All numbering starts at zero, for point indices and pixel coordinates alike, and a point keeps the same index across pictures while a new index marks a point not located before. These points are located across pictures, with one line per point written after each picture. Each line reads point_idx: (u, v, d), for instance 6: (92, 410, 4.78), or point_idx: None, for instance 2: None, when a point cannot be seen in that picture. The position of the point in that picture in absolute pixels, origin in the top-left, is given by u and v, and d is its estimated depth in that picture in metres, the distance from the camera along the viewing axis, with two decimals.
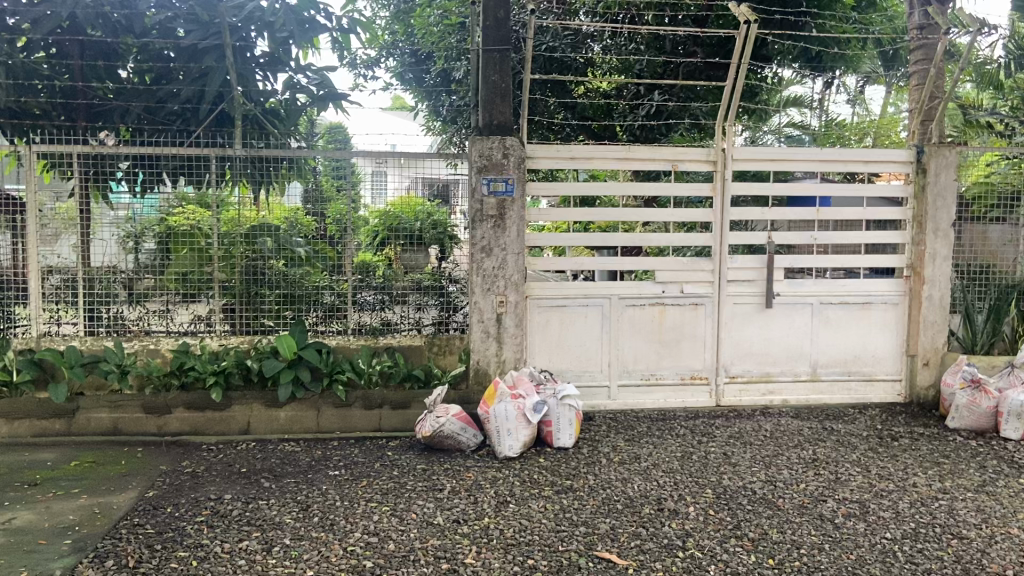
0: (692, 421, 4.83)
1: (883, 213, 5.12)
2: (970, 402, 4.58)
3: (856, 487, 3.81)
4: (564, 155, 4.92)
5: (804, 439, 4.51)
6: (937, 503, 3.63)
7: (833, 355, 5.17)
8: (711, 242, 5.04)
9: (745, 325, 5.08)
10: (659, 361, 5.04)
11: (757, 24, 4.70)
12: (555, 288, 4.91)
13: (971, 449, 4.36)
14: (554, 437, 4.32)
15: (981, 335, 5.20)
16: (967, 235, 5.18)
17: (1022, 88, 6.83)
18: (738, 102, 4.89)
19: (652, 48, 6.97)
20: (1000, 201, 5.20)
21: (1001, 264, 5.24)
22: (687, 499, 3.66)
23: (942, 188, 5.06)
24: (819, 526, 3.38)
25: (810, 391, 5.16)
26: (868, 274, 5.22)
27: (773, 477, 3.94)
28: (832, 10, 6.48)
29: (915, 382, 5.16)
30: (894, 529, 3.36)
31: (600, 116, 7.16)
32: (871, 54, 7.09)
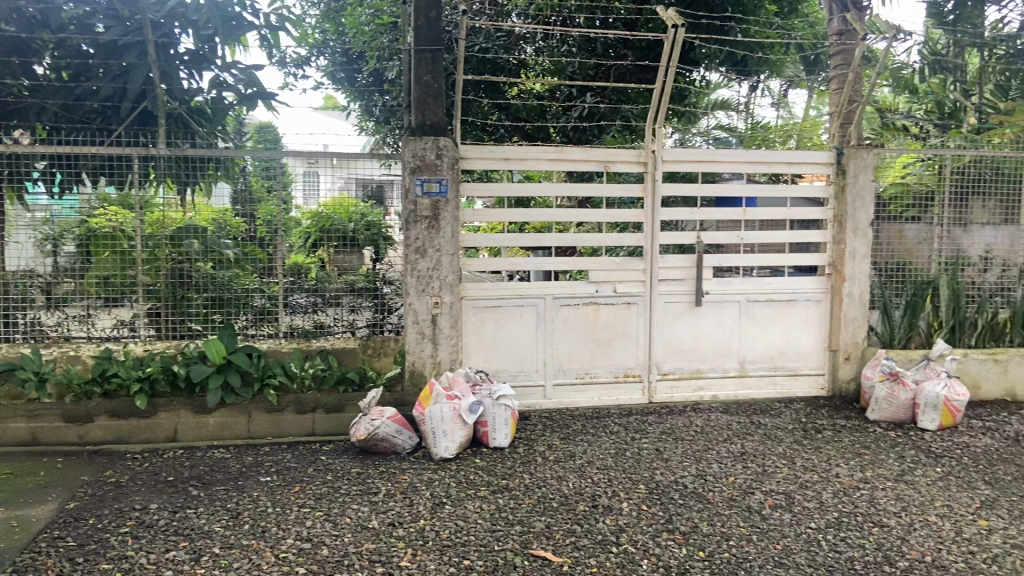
0: (625, 418, 4.90)
1: (806, 213, 5.29)
2: (889, 394, 4.77)
3: (782, 479, 3.93)
4: (497, 156, 4.92)
5: (733, 433, 4.63)
6: (858, 493, 3.77)
7: (760, 352, 5.33)
8: (643, 242, 5.12)
9: (676, 324, 5.19)
10: (593, 360, 5.10)
11: (684, 28, 4.81)
12: (490, 289, 4.92)
13: (890, 439, 4.54)
14: (490, 437, 4.33)
15: (898, 330, 5.38)
16: (885, 234, 5.40)
17: (935, 92, 7.17)
18: (668, 104, 4.99)
19: (584, 51, 7.08)
20: (915, 201, 5.43)
21: (916, 262, 5.47)
22: (621, 495, 3.72)
23: (860, 188, 5.27)
24: (748, 517, 3.48)
25: (739, 386, 5.31)
26: (792, 273, 5.39)
27: (703, 471, 4.04)
28: (756, 15, 6.73)
29: (837, 376, 5.35)
30: (818, 518, 3.49)
31: (534, 117, 7.23)
32: (794, 59, 7.36)
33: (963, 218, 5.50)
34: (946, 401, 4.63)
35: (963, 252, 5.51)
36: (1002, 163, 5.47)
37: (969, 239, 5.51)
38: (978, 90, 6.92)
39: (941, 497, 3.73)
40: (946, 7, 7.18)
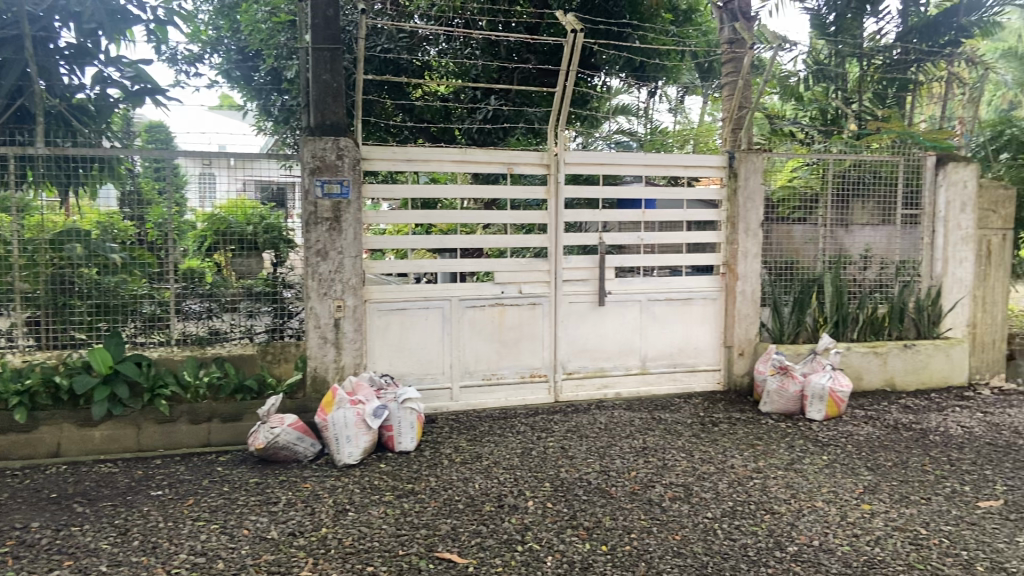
0: (531, 418, 4.94)
1: (702, 214, 5.49)
2: (780, 386, 4.99)
3: (681, 472, 4.06)
4: (400, 158, 4.88)
5: (635, 429, 4.74)
6: (752, 482, 3.93)
7: (660, 349, 5.48)
8: (547, 243, 5.20)
9: (580, 324, 5.28)
10: (499, 360, 5.12)
11: (583, 33, 4.90)
12: (395, 291, 4.88)
13: (781, 430, 4.75)
14: (395, 441, 4.29)
15: (787, 325, 5.62)
16: (775, 235, 5.66)
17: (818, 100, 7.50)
18: (569, 108, 5.07)
19: (488, 54, 7.07)
20: (802, 203, 5.71)
21: (803, 260, 5.75)
22: (527, 493, 3.76)
23: (750, 191, 5.51)
24: (648, 510, 3.57)
25: (641, 383, 5.44)
26: (689, 272, 5.56)
27: (606, 466, 4.12)
28: (652, 22, 7.04)
29: (732, 371, 5.57)
30: (714, 508, 3.61)
31: (438, 120, 7.26)
32: (689, 67, 7.65)
33: (846, 219, 5.81)
34: (832, 392, 4.88)
35: (845, 251, 5.81)
36: (878, 167, 5.84)
37: (851, 239, 5.83)
38: (858, 98, 7.36)
39: (827, 483, 3.93)
40: (828, 18, 7.58)
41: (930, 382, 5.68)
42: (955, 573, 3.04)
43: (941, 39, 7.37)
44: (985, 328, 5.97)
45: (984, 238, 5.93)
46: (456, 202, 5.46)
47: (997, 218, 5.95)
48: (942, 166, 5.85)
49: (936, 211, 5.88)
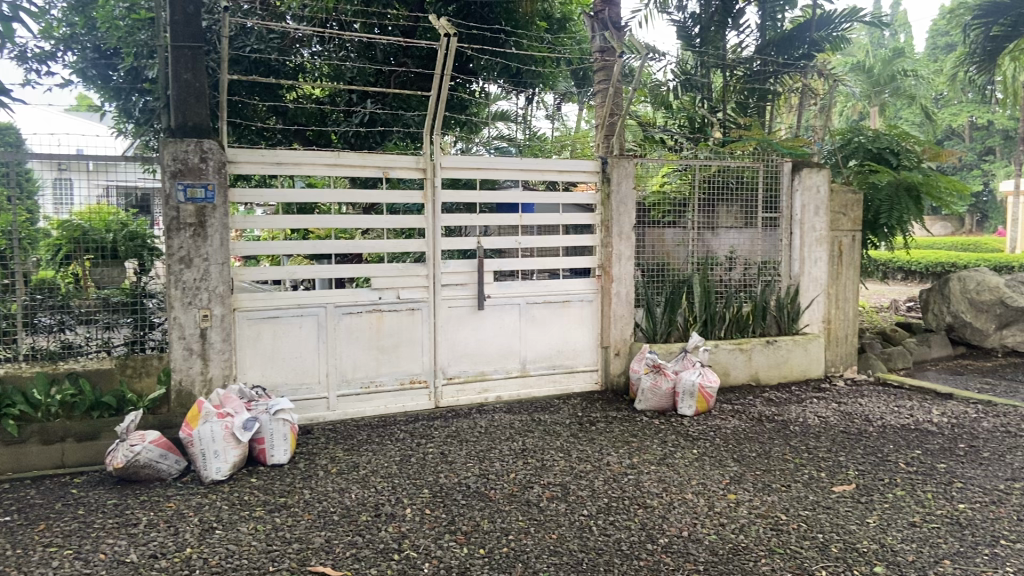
0: (411, 424, 4.87)
1: (578, 219, 5.59)
2: (653, 384, 5.15)
3: (559, 471, 4.11)
4: (269, 161, 4.70)
5: (515, 431, 4.77)
6: (627, 478, 4.04)
7: (539, 351, 5.53)
8: (425, 247, 5.14)
9: (460, 328, 5.26)
10: (378, 368, 5.02)
11: (456, 37, 4.86)
12: (266, 299, 4.70)
13: (655, 426, 4.90)
14: (267, 455, 4.13)
15: (659, 325, 5.82)
16: (648, 238, 5.85)
17: (686, 109, 7.68)
18: (445, 113, 5.04)
19: (363, 57, 7.02)
20: (672, 207, 5.93)
21: (674, 262, 5.97)
22: (404, 501, 3.70)
23: (623, 196, 5.65)
24: (526, 511, 3.59)
25: (521, 386, 5.48)
26: (567, 275, 5.66)
27: (486, 470, 4.12)
28: (526, 30, 7.14)
29: (609, 370, 5.70)
30: (590, 505, 3.68)
31: (314, 123, 7.11)
32: (565, 74, 7.81)
33: (712, 222, 6.08)
34: (701, 388, 5.08)
35: (712, 252, 6.08)
36: (741, 173, 6.13)
37: (717, 241, 6.11)
38: (722, 108, 7.71)
39: (696, 476, 4.08)
40: (693, 30, 7.92)
41: (791, 375, 6.02)
42: (812, 555, 3.22)
43: (795, 52, 7.84)
44: (839, 324, 6.35)
45: (835, 240, 6.32)
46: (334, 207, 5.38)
47: (847, 221, 6.35)
48: (798, 171, 6.18)
49: (793, 215, 6.23)
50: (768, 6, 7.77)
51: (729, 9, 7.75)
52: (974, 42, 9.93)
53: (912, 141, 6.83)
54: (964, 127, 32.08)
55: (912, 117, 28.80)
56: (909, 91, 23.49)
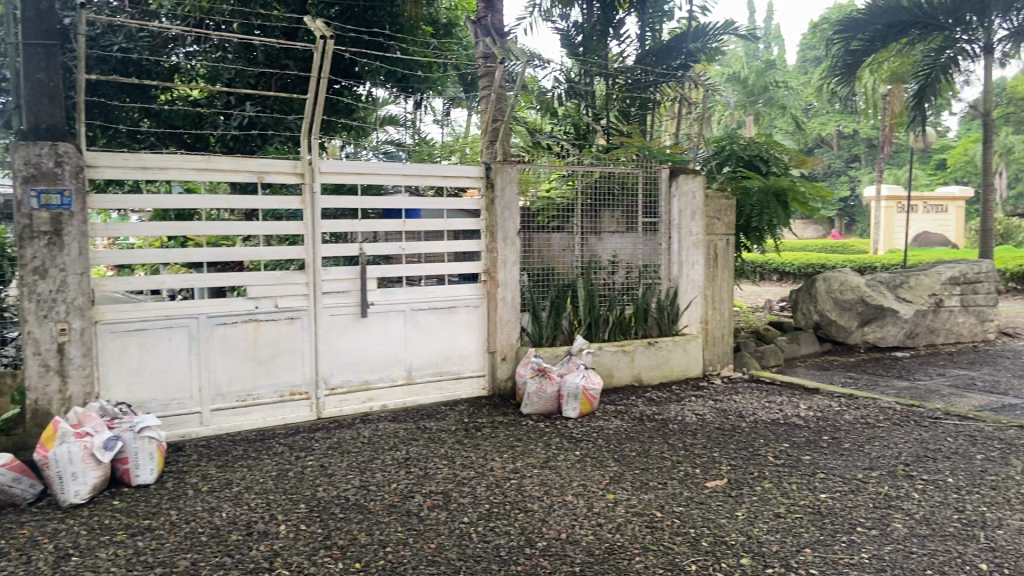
0: (291, 437, 4.72)
1: (462, 224, 5.56)
2: (538, 388, 5.19)
3: (441, 479, 4.08)
4: (133, 165, 4.45)
5: (399, 440, 4.70)
6: (509, 483, 4.04)
7: (424, 358, 5.47)
8: (304, 254, 5.01)
9: (343, 337, 5.14)
10: (255, 380, 4.86)
11: (333, 40, 4.75)
12: (131, 311, 4.46)
13: (539, 429, 4.94)
14: (132, 475, 3.92)
15: (545, 328, 5.86)
16: (534, 243, 5.90)
17: (572, 115, 7.72)
18: (322, 117, 4.93)
19: (242, 58, 6.83)
20: (558, 213, 6.01)
21: (560, 267, 6.04)
22: (279, 517, 3.58)
23: (507, 201, 5.68)
24: (405, 521, 3.54)
25: (407, 394, 5.40)
26: (453, 280, 5.62)
27: (366, 481, 4.04)
28: (411, 35, 7.13)
29: (496, 375, 5.71)
30: (471, 512, 3.66)
31: (189, 125, 6.91)
32: (453, 80, 7.80)
33: (596, 227, 6.20)
34: (585, 390, 5.17)
35: (596, 256, 6.19)
36: (623, 179, 6.28)
37: (601, 246, 6.22)
38: (605, 115, 7.85)
39: (577, 477, 4.13)
40: (576, 38, 8.17)
41: (671, 374, 6.20)
42: (683, 550, 3.31)
43: (673, 62, 8.10)
44: (715, 323, 6.59)
45: (711, 243, 6.55)
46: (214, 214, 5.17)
47: (721, 225, 6.58)
48: (674, 178, 6.39)
49: (672, 220, 6.42)
50: (647, 17, 8.02)
51: (609, 19, 7.99)
52: (837, 56, 10.60)
53: (780, 150, 7.19)
54: (833, 135, 34.08)
55: (786, 126, 30.38)
56: (782, 101, 24.79)
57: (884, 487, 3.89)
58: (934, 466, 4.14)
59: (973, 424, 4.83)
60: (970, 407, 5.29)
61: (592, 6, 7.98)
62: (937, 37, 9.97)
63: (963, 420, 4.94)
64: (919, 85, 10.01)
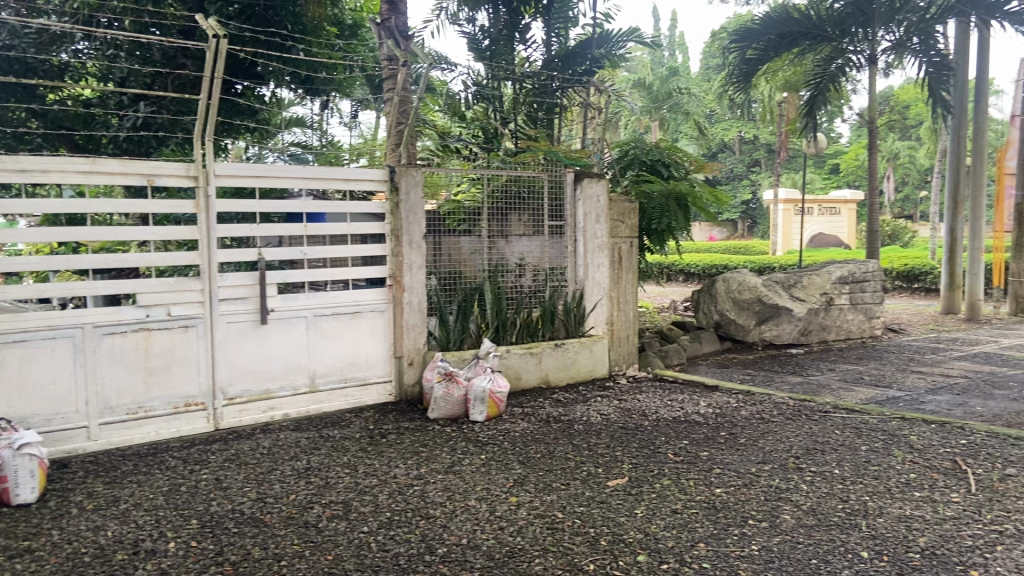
0: (186, 450, 4.56)
1: (366, 228, 5.48)
2: (445, 393, 5.17)
3: (342, 488, 4.01)
4: (11, 168, 4.22)
5: (300, 449, 4.61)
6: (412, 489, 4.01)
7: (328, 365, 5.37)
8: (199, 260, 4.85)
9: (241, 345, 5.00)
10: (147, 392, 4.67)
11: (226, 40, 4.60)
12: (10, 322, 4.22)
13: (445, 434, 4.92)
14: (11, 494, 3.71)
15: (452, 333, 5.84)
16: (441, 246, 5.88)
17: (480, 118, 7.79)
18: (216, 119, 4.78)
19: (136, 57, 6.60)
20: (466, 216, 6.01)
21: (467, 271, 6.03)
22: (168, 534, 3.45)
23: (412, 205, 5.63)
24: (302, 533, 3.47)
25: (310, 402, 5.29)
26: (358, 285, 5.53)
27: (264, 493, 3.94)
28: (315, 35, 7.06)
29: (402, 381, 5.66)
30: (371, 521, 3.62)
31: (79, 126, 6.65)
32: (360, 81, 7.72)
33: (504, 230, 6.23)
34: (491, 393, 5.18)
35: (504, 259, 6.21)
36: (530, 183, 6.33)
37: (509, 249, 6.25)
38: (513, 119, 7.89)
39: (481, 481, 4.14)
40: (483, 42, 8.17)
41: (578, 376, 6.29)
42: (582, 550, 3.36)
43: (579, 67, 8.21)
44: (621, 324, 6.72)
45: (615, 246, 6.68)
46: (105, 218, 4.94)
47: (625, 228, 6.72)
48: (579, 182, 6.47)
49: (577, 223, 6.50)
50: (553, 22, 8.17)
51: (516, 24, 8.12)
52: (733, 64, 10.94)
53: (681, 154, 7.39)
54: (736, 140, 35.32)
55: (690, 131, 31.39)
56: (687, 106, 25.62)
57: (775, 480, 4.05)
58: (821, 458, 4.33)
59: (858, 417, 5.08)
60: (857, 400, 5.56)
61: (498, 11, 8.04)
62: (828, 46, 10.43)
63: (850, 413, 5.18)
64: (811, 92, 10.54)
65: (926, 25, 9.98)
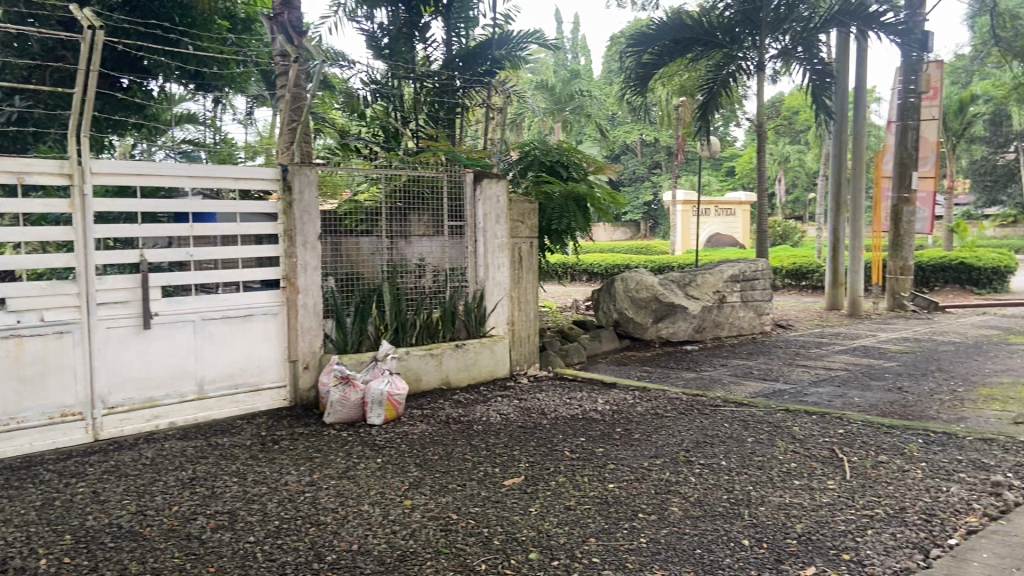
0: (62, 463, 4.32)
1: (257, 229, 5.32)
2: (342, 396, 5.08)
3: (229, 498, 3.87)
4: None
5: (186, 459, 4.43)
6: (303, 496, 3.91)
7: (218, 370, 5.19)
8: (75, 263, 4.60)
9: (122, 351, 4.78)
10: (19, 402, 4.39)
11: (103, 32, 4.37)
12: None
13: (341, 439, 4.83)
14: None
15: (350, 335, 5.73)
16: (337, 247, 5.76)
17: (379, 118, 7.74)
18: (93, 115, 4.53)
19: (11, 48, 6.26)
20: (365, 216, 5.91)
21: (366, 272, 5.94)
22: (39, 551, 3.25)
23: (306, 204, 5.51)
24: (185, 546, 3.33)
25: (198, 409, 5.10)
26: (250, 287, 5.37)
27: (145, 505, 3.76)
28: (205, 29, 6.87)
29: (297, 385, 5.52)
30: (259, 530, 3.51)
31: None
32: (255, 77, 7.52)
33: (405, 231, 6.16)
34: (389, 396, 5.13)
35: (404, 260, 6.14)
36: (430, 183, 6.28)
37: (409, 250, 6.18)
38: (414, 118, 7.90)
39: (376, 486, 4.08)
40: (382, 40, 8.12)
41: (480, 376, 6.30)
42: (474, 550, 3.34)
43: (479, 68, 8.17)
44: (521, 325, 6.75)
45: (516, 246, 6.70)
46: None
47: (526, 228, 6.76)
48: (478, 182, 6.46)
49: (476, 224, 6.49)
50: (453, 22, 8.15)
51: (414, 23, 8.08)
52: (629, 68, 11.17)
53: (579, 156, 7.49)
54: (638, 142, 36.22)
55: (594, 134, 32.01)
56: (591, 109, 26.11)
57: (666, 474, 4.15)
58: (710, 451, 4.46)
59: (746, 410, 5.27)
60: (746, 394, 5.77)
61: (398, 9, 7.99)
62: (719, 52, 10.81)
63: (739, 407, 5.37)
64: (704, 97, 10.91)
65: (809, 34, 10.47)
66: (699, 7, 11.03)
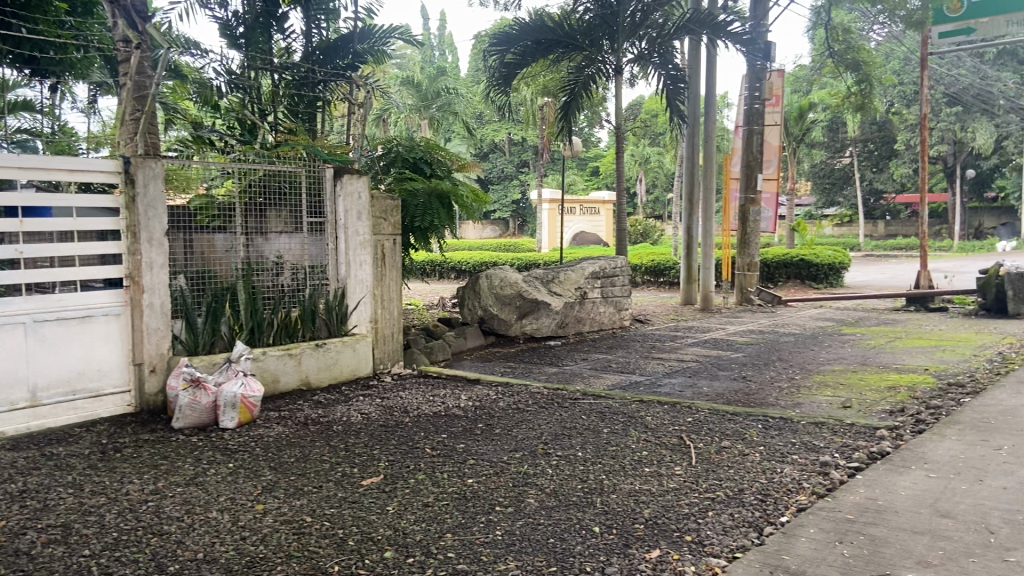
0: None
1: (96, 224, 4.99)
2: (192, 400, 4.85)
3: (63, 510, 3.61)
4: None
5: (15, 471, 4.09)
6: (145, 506, 3.70)
7: (53, 376, 4.83)
8: None
9: None
10: None
11: None
12: None
13: (191, 444, 4.61)
14: None
15: (201, 335, 5.48)
16: (187, 244, 5.48)
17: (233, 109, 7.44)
18: None
19: None
20: (219, 212, 5.65)
21: (220, 269, 5.66)
22: None
23: (151, 198, 5.21)
24: (10, 564, 3.08)
25: (30, 418, 4.72)
26: (88, 287, 5.03)
27: None
28: (40, 9, 6.40)
29: (143, 390, 5.21)
30: (95, 543, 3.29)
31: None
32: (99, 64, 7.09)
33: (262, 227, 5.95)
34: (242, 398, 4.94)
35: (260, 258, 5.93)
36: (288, 177, 6.09)
37: (266, 247, 5.98)
38: (272, 111, 7.68)
39: (226, 491, 3.92)
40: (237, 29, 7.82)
41: (341, 376, 6.20)
42: (328, 552, 3.27)
43: (341, 61, 7.98)
44: (385, 323, 6.67)
45: (378, 243, 6.61)
46: None
47: (388, 225, 6.68)
48: (338, 178, 6.34)
49: (337, 221, 6.36)
50: (312, 13, 7.96)
51: (272, 13, 7.85)
52: (492, 68, 11.20)
53: (442, 153, 7.49)
54: (507, 141, 36.73)
55: (462, 131, 32.16)
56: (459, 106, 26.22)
57: (524, 467, 4.21)
58: (568, 443, 4.57)
59: (604, 402, 5.45)
60: (603, 386, 5.96)
61: None
62: (579, 54, 11.09)
63: (597, 399, 5.54)
64: (567, 98, 11.16)
65: (664, 40, 10.97)
66: (560, 10, 11.27)
